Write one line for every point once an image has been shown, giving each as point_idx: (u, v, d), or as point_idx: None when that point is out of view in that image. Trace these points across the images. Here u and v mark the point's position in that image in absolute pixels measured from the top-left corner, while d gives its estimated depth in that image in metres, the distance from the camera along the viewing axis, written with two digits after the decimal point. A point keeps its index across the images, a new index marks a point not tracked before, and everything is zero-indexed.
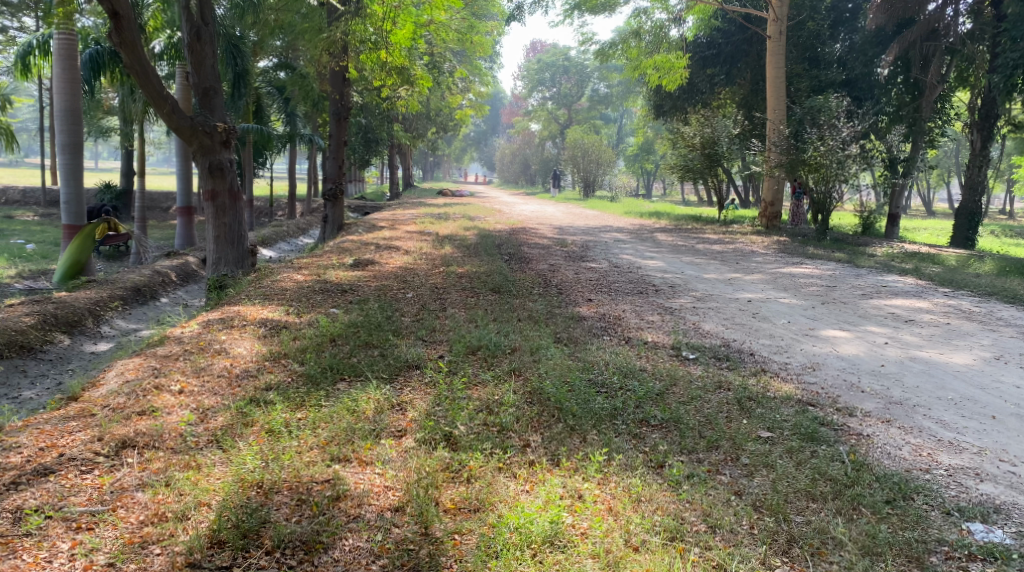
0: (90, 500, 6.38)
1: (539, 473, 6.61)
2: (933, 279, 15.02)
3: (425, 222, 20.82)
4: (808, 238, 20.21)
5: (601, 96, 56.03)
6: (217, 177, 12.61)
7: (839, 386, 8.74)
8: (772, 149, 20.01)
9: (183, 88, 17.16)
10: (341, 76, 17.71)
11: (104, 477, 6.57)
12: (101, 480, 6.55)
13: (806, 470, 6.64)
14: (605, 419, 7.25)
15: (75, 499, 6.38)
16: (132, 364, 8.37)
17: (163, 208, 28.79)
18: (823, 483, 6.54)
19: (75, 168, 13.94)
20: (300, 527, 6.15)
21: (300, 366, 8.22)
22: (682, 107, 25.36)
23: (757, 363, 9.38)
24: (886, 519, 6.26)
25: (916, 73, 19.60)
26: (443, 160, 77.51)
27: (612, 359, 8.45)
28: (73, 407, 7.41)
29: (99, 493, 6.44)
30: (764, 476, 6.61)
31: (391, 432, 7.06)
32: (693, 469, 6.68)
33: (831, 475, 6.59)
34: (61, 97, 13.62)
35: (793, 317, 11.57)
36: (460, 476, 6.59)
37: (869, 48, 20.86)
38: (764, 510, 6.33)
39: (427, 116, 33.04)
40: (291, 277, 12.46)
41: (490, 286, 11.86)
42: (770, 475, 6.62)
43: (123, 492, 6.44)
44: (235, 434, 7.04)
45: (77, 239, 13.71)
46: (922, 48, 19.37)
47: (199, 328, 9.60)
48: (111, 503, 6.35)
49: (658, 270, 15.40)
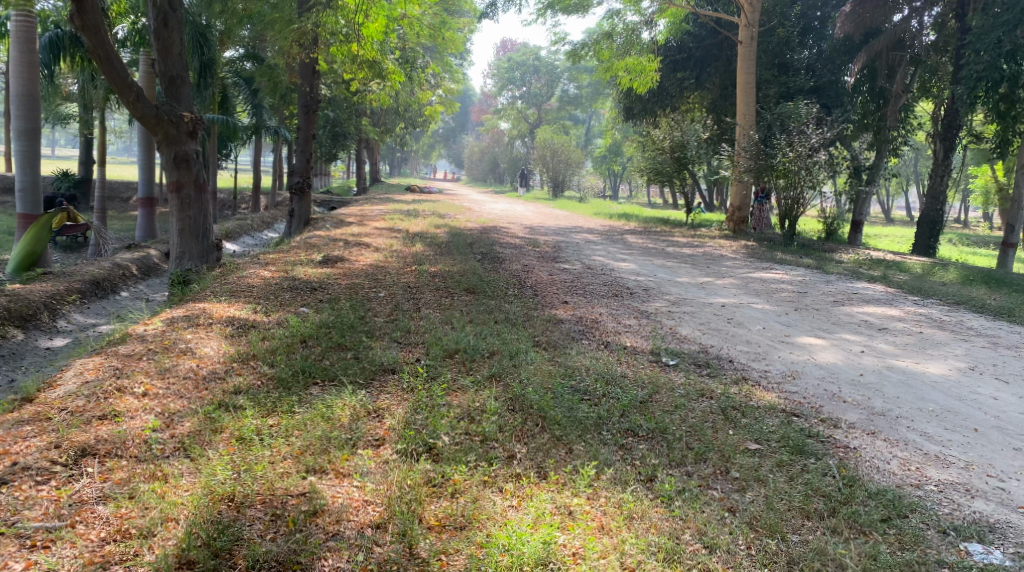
0: (46, 515, 6.01)
1: (526, 488, 6.36)
2: (901, 287, 15.04)
3: (394, 219, 20.54)
4: (775, 243, 20.22)
5: (571, 96, 56.21)
6: (182, 169, 12.20)
7: (820, 396, 8.62)
8: (741, 154, 19.99)
9: (147, 76, 16.70)
10: (311, 68, 17.35)
11: (61, 489, 6.19)
12: (58, 492, 6.18)
13: (799, 485, 6.48)
14: (590, 428, 7.05)
15: (29, 513, 6.00)
16: (91, 364, 7.96)
17: (123, 199, 28.12)
18: (816, 499, 6.38)
19: (33, 156, 13.41)
20: (276, 546, 5.83)
21: (270, 368, 7.92)
22: (652, 110, 25.07)
23: (737, 370, 9.24)
24: (884, 538, 6.11)
25: (882, 82, 19.81)
26: (409, 156, 76.96)
27: (594, 366, 8.30)
28: (28, 410, 7.01)
29: (56, 506, 6.06)
30: (756, 492, 6.43)
31: (369, 441, 6.79)
32: (684, 483, 6.48)
33: (825, 492, 6.44)
34: (18, 81, 13.09)
35: (768, 323, 11.48)
36: (445, 491, 6.32)
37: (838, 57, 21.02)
38: (761, 529, 6.13)
39: (395, 112, 32.68)
40: (258, 273, 12.10)
41: (464, 286, 11.63)
42: (763, 490, 6.44)
43: (82, 506, 6.08)
44: (203, 442, 6.72)
45: (32, 229, 13.19)
46: (889, 57, 19.47)
47: (163, 325, 9.21)
48: (70, 518, 5.99)
49: (630, 272, 15.30)
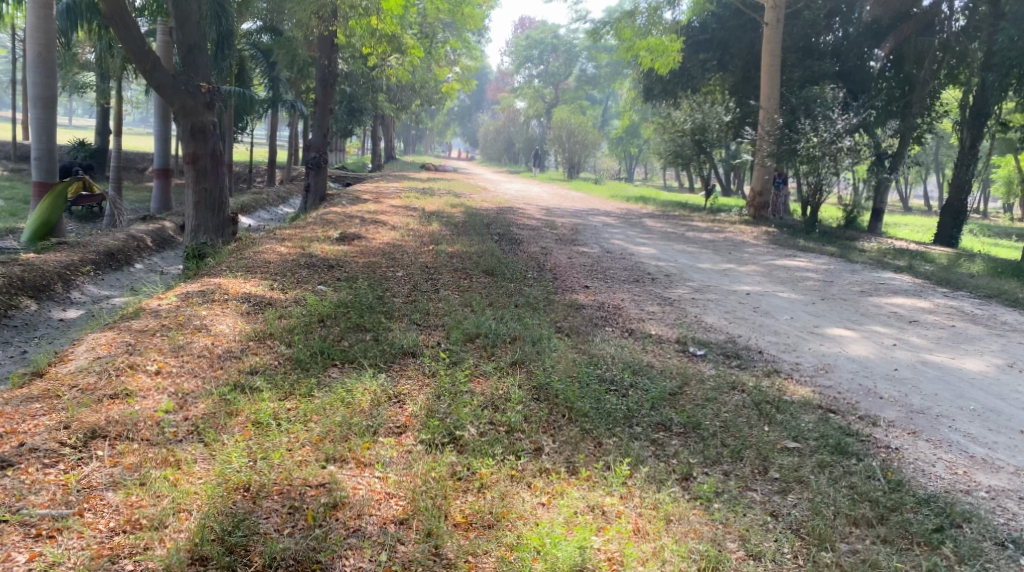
0: (52, 501, 5.70)
1: (556, 484, 6.06)
2: (928, 279, 14.63)
3: (410, 196, 20.20)
4: (797, 230, 19.82)
5: (589, 76, 55.74)
6: (199, 140, 11.89)
7: (856, 391, 8.31)
8: (764, 138, 19.76)
9: (165, 45, 16.39)
10: (330, 42, 16.89)
11: (69, 474, 5.90)
12: (66, 476, 5.89)
13: (843, 488, 6.16)
14: (620, 421, 6.77)
15: (35, 499, 5.69)
16: (104, 339, 7.74)
17: (139, 169, 27.94)
18: (863, 504, 6.04)
19: (50, 124, 13.16)
20: (294, 543, 5.50)
21: (288, 348, 7.66)
22: (673, 91, 24.64)
23: (767, 362, 8.97)
24: (941, 550, 5.73)
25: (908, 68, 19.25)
26: (425, 133, 76.60)
27: (619, 354, 8.08)
28: (38, 387, 6.78)
29: (63, 492, 5.77)
30: (799, 495, 6.12)
31: (390, 429, 6.53)
32: (723, 485, 6.16)
33: (872, 497, 6.10)
34: (33, 47, 12.82)
35: (796, 313, 11.13)
36: (472, 485, 6.02)
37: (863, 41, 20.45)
38: (809, 537, 5.79)
39: (412, 88, 32.36)
40: (274, 248, 11.83)
41: (483, 267, 11.31)
42: (806, 494, 6.12)
43: (91, 492, 5.78)
44: (218, 425, 6.45)
45: (48, 198, 12.98)
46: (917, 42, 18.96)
47: (178, 300, 8.96)
48: (77, 506, 5.68)
49: (651, 257, 14.95)
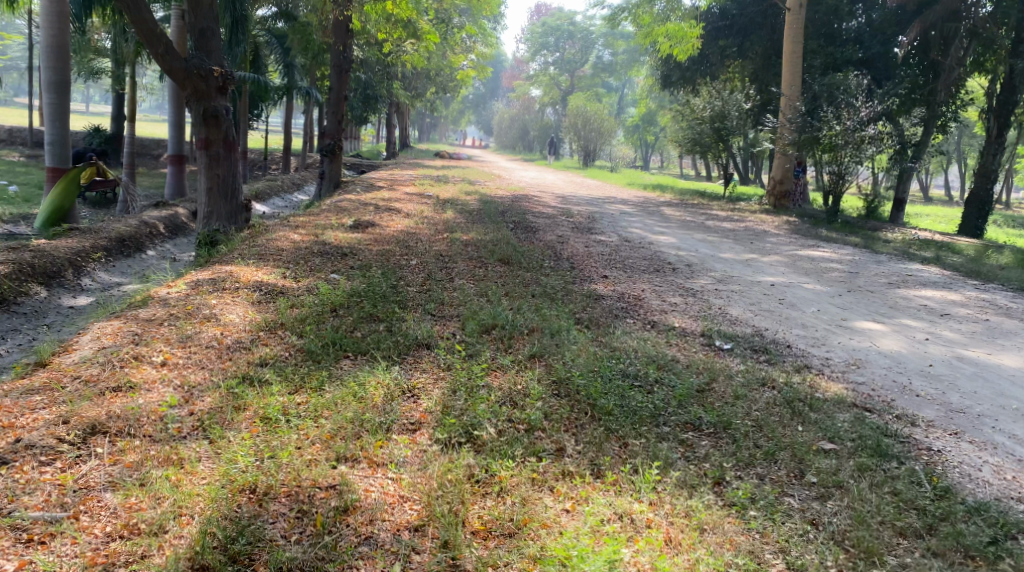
0: (47, 503, 5.43)
1: (580, 489, 5.74)
2: (957, 271, 14.19)
3: (425, 184, 19.89)
4: (819, 219, 19.38)
5: (605, 63, 55.30)
6: (212, 125, 11.59)
7: (890, 388, 7.95)
8: (786, 126, 19.17)
9: (179, 30, 16.09)
10: (344, 26, 16.47)
11: (66, 473, 5.63)
12: (62, 476, 5.62)
13: (887, 495, 5.82)
14: (646, 420, 6.43)
15: (28, 501, 5.43)
16: (110, 328, 7.46)
17: (154, 155, 27.75)
18: (910, 513, 5.70)
19: (63, 110, 12.91)
20: (301, 552, 5.22)
21: (299, 339, 7.36)
22: (691, 78, 24.23)
23: (797, 357, 8.61)
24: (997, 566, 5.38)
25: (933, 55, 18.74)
26: (440, 120, 76.23)
27: (642, 347, 7.75)
28: (39, 378, 6.52)
29: (59, 493, 5.50)
30: (839, 502, 5.78)
31: (404, 425, 6.23)
32: (759, 491, 5.82)
33: (919, 505, 5.75)
34: (47, 32, 12.58)
35: (823, 306, 10.76)
36: (491, 490, 5.71)
37: (888, 28, 19.96)
38: (853, 549, 5.46)
39: (427, 75, 32.05)
40: (287, 235, 11.54)
41: (498, 256, 10.98)
42: (847, 500, 5.78)
43: (88, 494, 5.51)
44: (224, 421, 6.15)
45: (61, 183, 12.74)
46: (942, 28, 18.43)
47: (188, 288, 8.68)
48: (73, 509, 5.41)
49: (670, 246, 14.58)
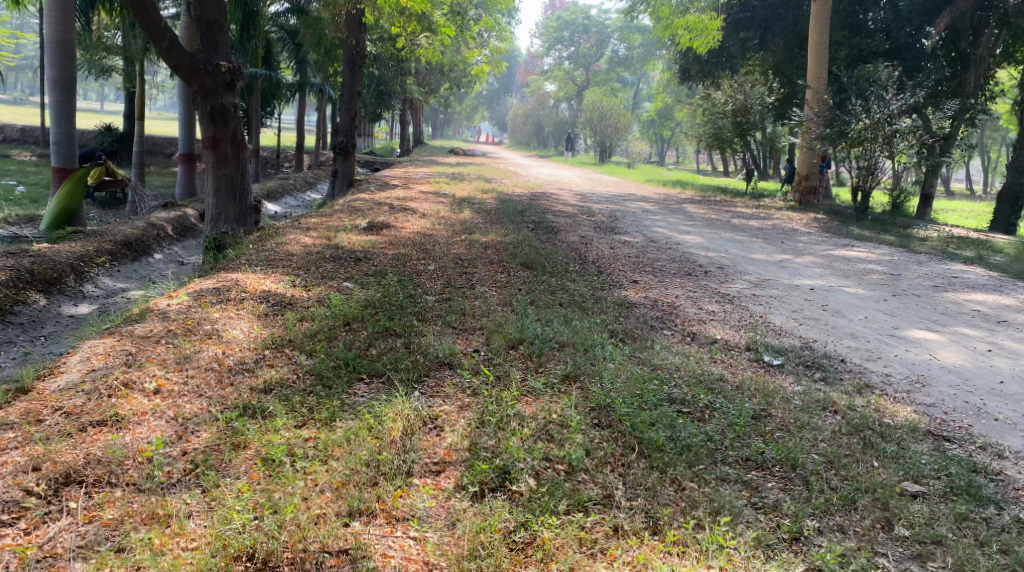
0: None
1: (637, 552, 4.98)
2: (1004, 272, 13.31)
3: (439, 182, 19.13)
4: (849, 216, 18.49)
5: (621, 57, 54.32)
6: (219, 123, 10.84)
7: (965, 410, 7.12)
8: (813, 120, 18.22)
9: (190, 27, 15.38)
10: (357, 20, 15.70)
11: (31, 538, 4.93)
12: (28, 541, 4.91)
13: (996, 554, 5.08)
14: (703, 457, 5.65)
15: None
16: (102, 346, 6.71)
17: (165, 154, 27.12)
18: None
19: (69, 108, 12.19)
20: None
21: (308, 359, 6.60)
22: (711, 72, 23.30)
23: (855, 375, 7.77)
24: None
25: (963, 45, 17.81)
26: (453, 117, 75.46)
27: (686, 364, 6.94)
28: (17, 409, 5.79)
29: (20, 564, 4.79)
30: (943, 564, 5.04)
31: (426, 468, 5.50)
32: (844, 550, 5.06)
33: None
34: (51, 25, 11.85)
35: (869, 312, 9.91)
36: (534, 556, 4.94)
37: (916, 17, 18.81)
38: None
39: (441, 70, 31.29)
40: (298, 239, 10.80)
41: (521, 260, 10.19)
42: (951, 562, 5.05)
43: (55, 563, 4.81)
44: (220, 465, 5.43)
45: (67, 184, 12.04)
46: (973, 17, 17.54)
47: (189, 300, 7.93)
48: None
49: (699, 247, 13.76)
